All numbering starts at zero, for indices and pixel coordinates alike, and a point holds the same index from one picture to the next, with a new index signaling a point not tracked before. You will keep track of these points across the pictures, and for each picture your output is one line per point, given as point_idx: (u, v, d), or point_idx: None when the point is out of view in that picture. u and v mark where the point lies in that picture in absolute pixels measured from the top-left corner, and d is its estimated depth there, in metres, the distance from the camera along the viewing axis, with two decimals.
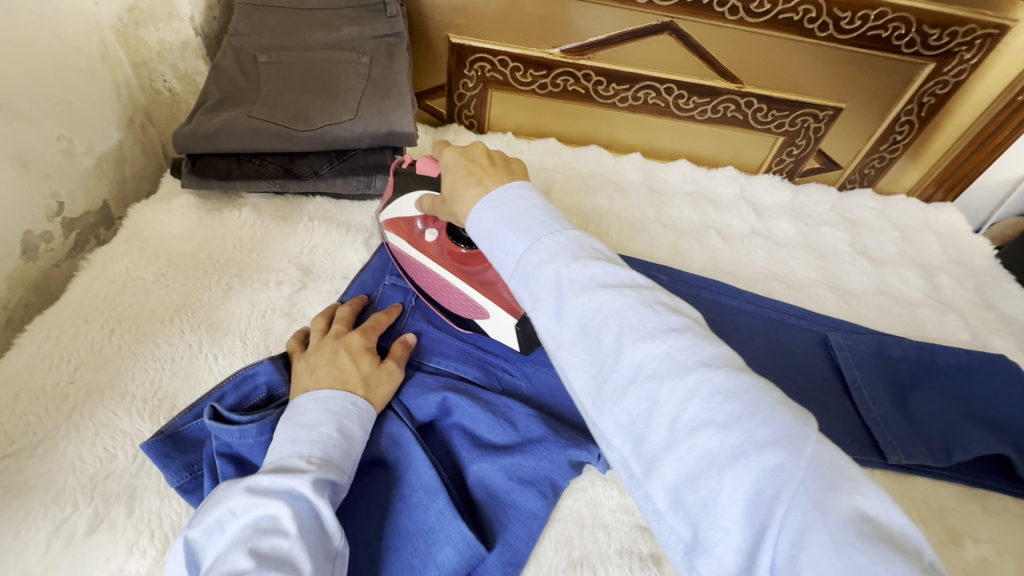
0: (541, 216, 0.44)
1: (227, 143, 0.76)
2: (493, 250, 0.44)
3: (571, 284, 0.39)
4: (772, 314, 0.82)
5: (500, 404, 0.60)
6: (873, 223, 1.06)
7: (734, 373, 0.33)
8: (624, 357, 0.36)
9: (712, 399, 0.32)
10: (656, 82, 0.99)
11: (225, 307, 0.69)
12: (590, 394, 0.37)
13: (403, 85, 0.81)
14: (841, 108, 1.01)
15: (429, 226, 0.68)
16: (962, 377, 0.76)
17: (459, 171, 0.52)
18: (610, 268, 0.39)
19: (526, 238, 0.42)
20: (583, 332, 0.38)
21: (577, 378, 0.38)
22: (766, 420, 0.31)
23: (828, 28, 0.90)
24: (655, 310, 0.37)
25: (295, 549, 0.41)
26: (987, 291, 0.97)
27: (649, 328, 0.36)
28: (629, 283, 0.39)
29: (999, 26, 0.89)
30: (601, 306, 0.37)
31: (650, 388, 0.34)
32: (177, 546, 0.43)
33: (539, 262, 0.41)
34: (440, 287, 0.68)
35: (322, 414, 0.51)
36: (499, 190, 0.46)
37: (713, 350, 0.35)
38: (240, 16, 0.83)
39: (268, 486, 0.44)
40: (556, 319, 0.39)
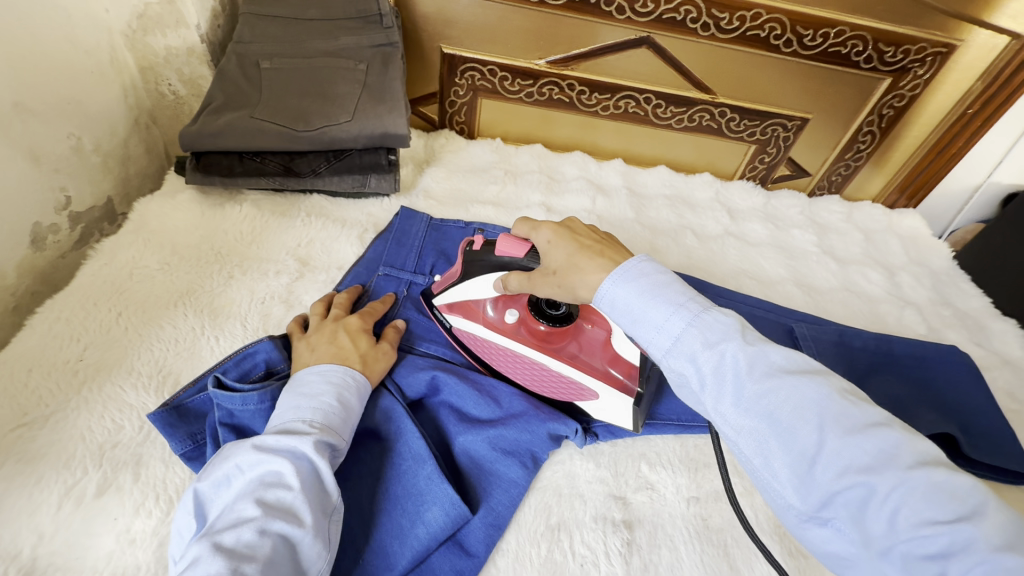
0: (690, 296, 0.48)
1: (230, 142, 0.80)
2: (640, 326, 0.49)
3: (754, 371, 0.43)
4: (741, 307, 0.88)
5: (485, 383, 0.66)
6: (840, 226, 1.12)
7: (950, 471, 0.36)
8: (826, 448, 0.39)
9: (931, 495, 0.35)
10: (635, 92, 1.06)
11: (227, 294, 0.73)
12: (786, 478, 0.41)
13: (397, 90, 0.87)
14: (807, 118, 1.08)
15: (506, 307, 0.67)
16: (918, 366, 0.81)
17: (571, 245, 0.56)
18: (792, 359, 0.43)
19: (686, 318, 0.47)
20: (774, 419, 0.41)
21: (770, 462, 0.42)
22: (997, 522, 0.33)
23: (793, 45, 0.97)
24: (852, 404, 0.40)
25: (298, 502, 0.46)
26: (944, 289, 1.03)
27: (850, 421, 0.39)
28: (812, 373, 0.42)
29: (948, 44, 0.97)
30: (792, 396, 0.41)
31: (860, 477, 0.37)
32: (189, 495, 0.47)
33: (706, 344, 0.45)
34: (531, 370, 0.67)
35: (323, 385, 0.55)
36: (631, 263, 0.52)
37: (921, 448, 0.38)
38: (245, 25, 0.89)
39: (274, 444, 0.49)
40: (737, 403, 0.43)
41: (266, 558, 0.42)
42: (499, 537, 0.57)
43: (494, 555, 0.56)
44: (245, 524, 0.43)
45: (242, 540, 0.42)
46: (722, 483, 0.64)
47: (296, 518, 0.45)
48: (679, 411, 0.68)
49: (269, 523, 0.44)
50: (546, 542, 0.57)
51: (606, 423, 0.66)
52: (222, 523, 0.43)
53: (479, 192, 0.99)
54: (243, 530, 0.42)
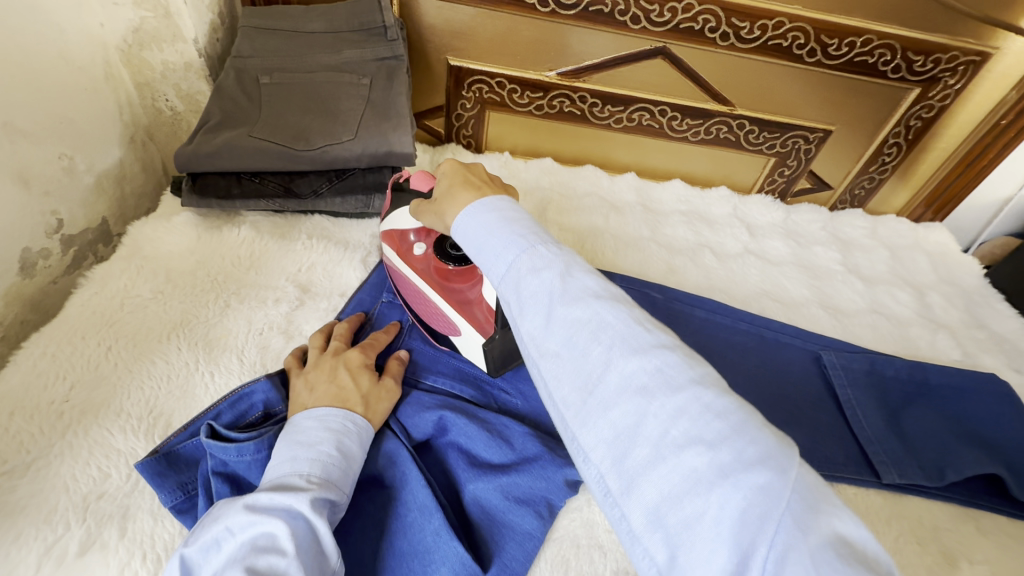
0: (531, 230, 0.45)
1: (228, 162, 0.77)
2: (484, 257, 0.45)
3: (562, 292, 0.40)
4: (765, 333, 0.83)
5: (495, 422, 0.61)
6: (864, 243, 1.08)
7: (722, 393, 0.34)
8: (613, 369, 0.36)
9: (700, 416, 0.32)
10: (650, 104, 1.01)
11: (222, 324, 0.69)
12: (575, 405, 0.37)
13: (402, 106, 0.83)
14: (830, 130, 1.03)
15: (421, 240, 0.71)
16: (956, 397, 0.76)
17: (456, 175, 0.56)
18: (599, 282, 0.40)
19: (518, 247, 0.43)
20: (572, 342, 0.38)
21: (561, 388, 0.38)
22: (754, 440, 0.31)
23: (817, 54, 0.93)
24: (647, 327, 0.37)
25: (292, 568, 0.41)
26: (977, 310, 0.98)
27: (638, 342, 0.36)
28: (619, 298, 0.39)
29: (981, 53, 0.92)
30: (589, 317, 0.38)
31: (637, 399, 0.34)
32: (171, 565, 0.42)
33: (531, 270, 0.41)
34: (421, 300, 0.69)
35: (321, 432, 0.51)
36: (492, 200, 0.49)
37: (703, 371, 0.35)
38: (244, 39, 0.85)
39: (267, 503, 0.44)
40: (544, 326, 0.39)
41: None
42: None
43: None
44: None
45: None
46: None
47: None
48: None
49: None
50: None
51: None
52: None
53: None
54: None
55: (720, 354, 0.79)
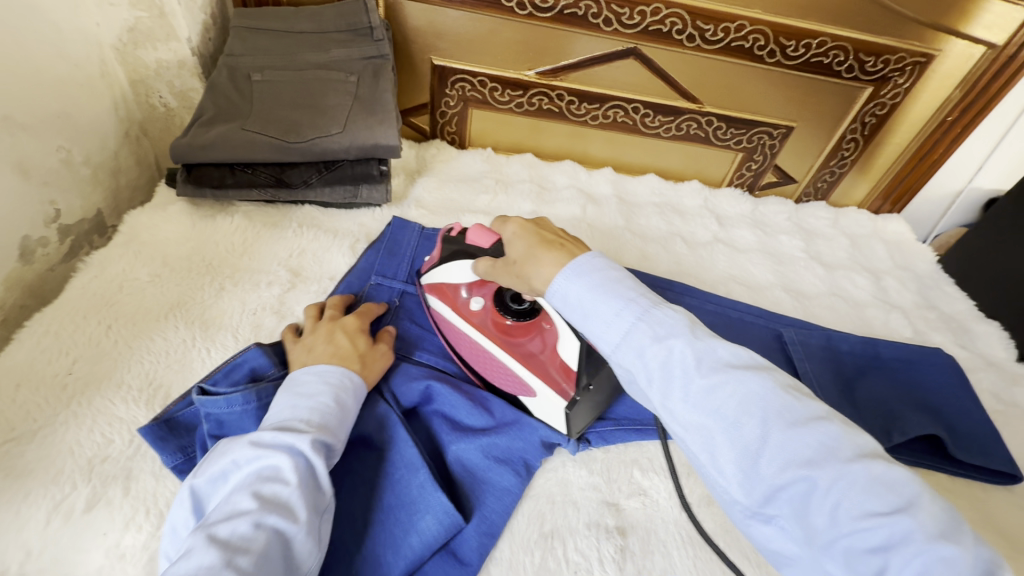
0: (651, 300, 0.51)
1: (221, 154, 0.81)
2: (596, 324, 0.52)
3: (700, 364, 0.46)
4: (731, 313, 0.89)
5: (477, 393, 0.67)
6: (826, 232, 1.14)
7: (889, 465, 0.39)
8: (770, 441, 0.41)
9: (871, 486, 0.37)
10: (623, 101, 1.07)
11: (217, 305, 0.73)
12: (736, 474, 0.42)
13: (388, 102, 0.88)
14: (792, 126, 1.10)
15: (475, 293, 0.69)
16: (904, 369, 0.83)
17: (532, 238, 0.61)
18: (738, 355, 0.46)
19: (636, 315, 0.50)
20: (721, 414, 0.43)
21: (717, 457, 0.43)
22: (930, 510, 0.36)
23: (776, 55, 1.00)
24: (795, 398, 0.43)
25: (293, 497, 0.46)
26: (929, 293, 1.05)
27: (793, 416, 0.42)
28: (758, 368, 0.45)
29: (926, 54, 1.00)
30: (736, 390, 0.44)
31: (804, 470, 0.39)
32: (186, 491, 0.48)
33: (657, 339, 0.48)
34: (484, 358, 0.67)
35: (320, 385, 0.55)
36: (584, 259, 0.55)
37: (860, 441, 0.40)
38: (236, 38, 0.89)
39: (271, 441, 0.49)
40: (687, 398, 0.45)
41: (259, 552, 0.42)
42: (493, 545, 0.57)
43: (489, 564, 0.56)
44: (240, 516, 0.43)
45: (236, 532, 0.42)
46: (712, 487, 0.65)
47: (290, 513, 0.45)
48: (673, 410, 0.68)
49: (264, 517, 0.44)
50: (540, 550, 0.57)
51: (599, 429, 0.67)
52: (217, 515, 0.44)
53: (471, 201, 1.00)
54: (238, 523, 0.43)
55: None
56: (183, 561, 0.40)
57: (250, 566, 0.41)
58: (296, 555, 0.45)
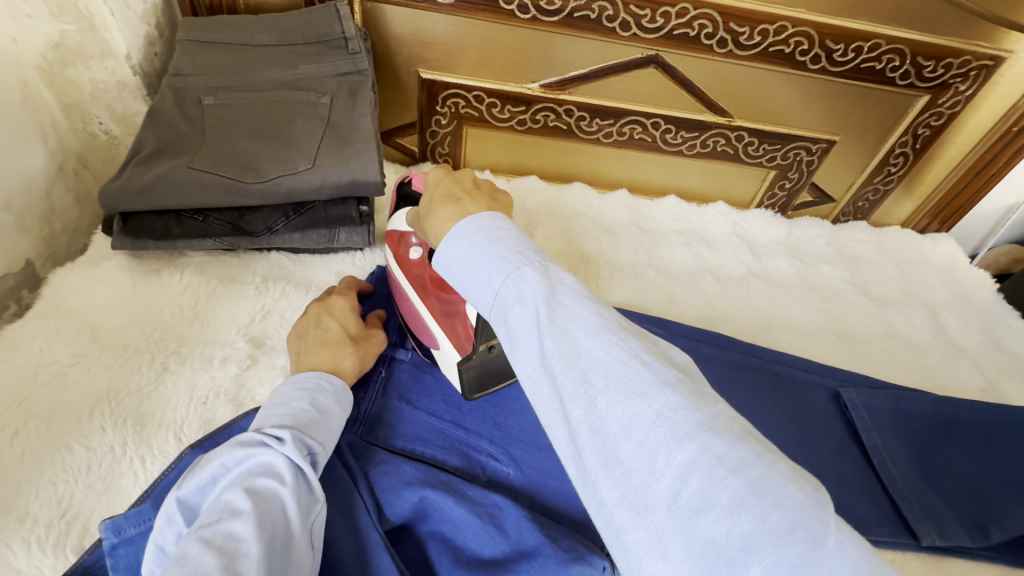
0: (514, 248, 0.41)
1: (164, 199, 0.66)
2: (470, 286, 0.42)
3: (550, 325, 0.35)
4: (778, 368, 0.76)
5: (487, 503, 0.53)
6: (871, 258, 1.01)
7: (736, 440, 0.29)
8: (610, 415, 0.32)
9: (708, 471, 0.28)
10: (642, 116, 0.93)
11: (159, 394, 0.59)
12: (572, 456, 0.33)
13: (367, 129, 0.73)
14: (833, 141, 0.96)
15: (419, 243, 0.67)
16: (988, 436, 0.70)
17: (440, 188, 0.53)
18: (592, 309, 0.36)
19: (503, 269, 0.39)
20: (564, 384, 0.34)
21: (556, 434, 0.35)
22: (773, 496, 0.27)
23: (821, 61, 0.85)
24: (645, 362, 0.33)
25: (288, 497, 0.44)
26: (994, 330, 0.92)
27: (637, 383, 0.32)
28: (614, 326, 0.35)
29: (995, 57, 0.86)
30: (579, 354, 0.34)
31: (640, 454, 0.30)
32: (169, 506, 0.44)
33: (517, 299, 0.38)
34: (408, 305, 0.67)
35: (296, 391, 0.52)
36: (468, 221, 0.44)
37: (711, 412, 0.31)
38: (183, 54, 0.74)
39: (254, 440, 0.47)
40: (534, 365, 0.36)
41: (261, 555, 0.38)
42: None
43: None
44: (234, 518, 0.40)
45: (232, 534, 0.39)
46: None
47: (285, 516, 0.42)
48: None
49: (261, 517, 0.41)
50: None
51: None
52: (208, 517, 0.40)
53: None
54: (233, 524, 0.40)
55: (734, 397, 0.71)
56: (174, 567, 0.36)
57: (255, 568, 0.37)
58: (293, 565, 0.41)
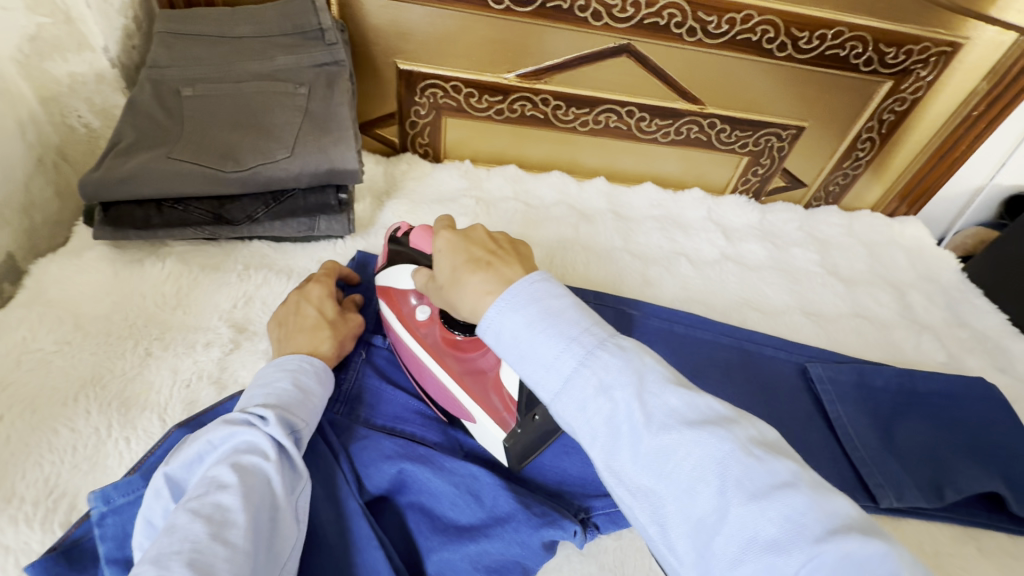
0: (595, 332, 0.41)
1: (144, 189, 0.67)
2: (535, 370, 0.41)
3: (651, 422, 0.37)
4: (748, 345, 0.79)
5: (464, 474, 0.55)
6: (841, 241, 1.04)
7: (862, 537, 0.31)
8: (728, 515, 0.33)
9: (842, 571, 0.30)
10: (616, 104, 0.95)
11: (142, 378, 0.61)
12: (688, 553, 0.34)
13: (345, 118, 0.75)
14: (802, 127, 0.99)
15: (423, 302, 0.62)
16: (947, 406, 0.73)
17: (459, 254, 0.50)
18: (692, 403, 0.37)
19: (581, 356, 0.40)
20: (674, 480, 0.35)
21: (673, 533, 0.35)
22: None
23: (787, 49, 0.88)
24: (757, 459, 0.35)
25: (273, 471, 0.45)
26: (958, 307, 0.96)
27: (754, 483, 0.34)
28: (715, 419, 0.37)
29: (952, 43, 0.89)
30: (691, 452, 0.35)
31: (768, 556, 0.31)
32: (158, 480, 0.46)
33: (607, 392, 0.38)
34: (426, 374, 0.61)
35: (278, 372, 0.54)
36: (527, 289, 0.43)
37: (830, 509, 0.33)
38: (160, 46, 0.75)
39: (239, 417, 0.48)
40: (634, 459, 0.37)
41: (248, 525, 0.40)
42: None
43: None
44: (221, 490, 0.42)
45: (220, 505, 0.41)
46: None
47: (269, 490, 0.44)
48: None
49: (247, 490, 0.43)
50: None
51: (609, 511, 0.57)
52: (196, 490, 0.42)
53: None
54: (220, 496, 0.41)
55: (705, 374, 0.74)
56: (167, 536, 0.38)
57: (243, 537, 0.40)
58: (279, 534, 0.44)
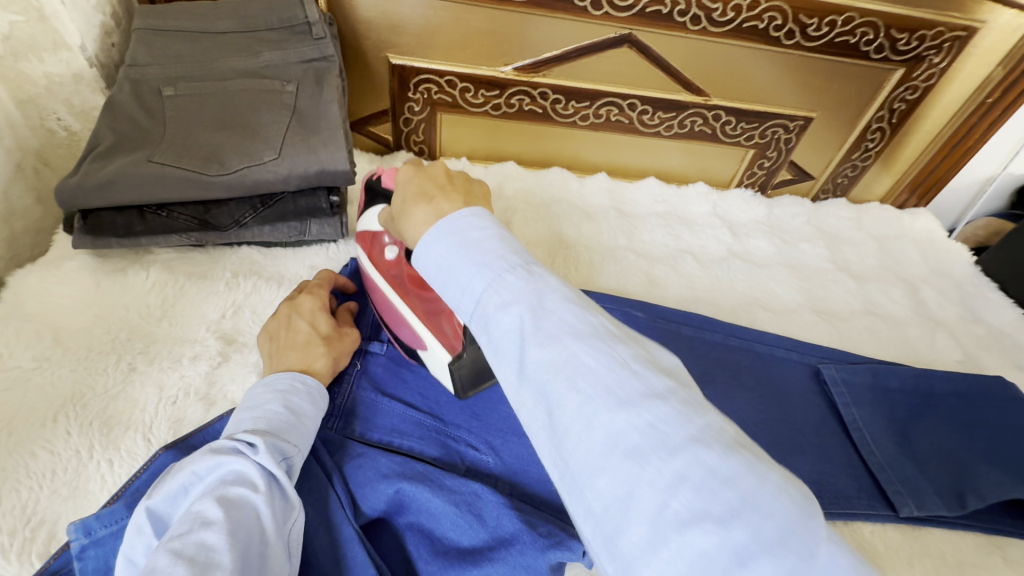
0: (495, 246, 0.38)
1: (125, 195, 0.64)
2: (447, 287, 0.38)
3: (535, 332, 0.33)
4: (759, 347, 0.76)
5: (465, 492, 0.52)
6: (851, 235, 1.01)
7: (728, 452, 0.28)
8: (598, 425, 0.30)
9: (703, 487, 0.26)
10: (618, 97, 0.92)
11: (126, 395, 0.58)
12: (553, 467, 0.31)
13: (334, 116, 0.71)
14: (810, 118, 0.96)
15: (392, 242, 0.64)
16: (967, 407, 0.70)
17: (411, 186, 0.48)
18: (580, 314, 0.34)
19: (483, 274, 0.36)
20: (551, 393, 0.31)
21: (541, 447, 0.32)
22: (770, 513, 0.26)
23: (795, 36, 0.85)
24: (637, 371, 0.31)
25: (263, 505, 0.42)
26: (973, 302, 0.93)
27: (628, 393, 0.30)
28: (603, 333, 0.33)
29: (968, 28, 0.85)
30: (569, 362, 0.31)
31: (629, 466, 0.28)
32: (137, 516, 0.42)
33: (498, 305, 0.35)
34: (389, 308, 0.64)
35: (269, 394, 0.51)
36: (452, 217, 0.40)
37: (706, 424, 0.29)
38: (139, 43, 0.71)
39: (226, 447, 0.45)
40: (516, 372, 0.33)
41: (234, 563, 0.37)
42: None
43: None
44: (206, 526, 0.38)
45: (205, 543, 0.37)
46: None
47: (258, 525, 0.41)
48: None
49: (235, 525, 0.40)
50: None
51: None
52: (178, 527, 0.38)
53: None
54: (205, 533, 0.38)
55: (714, 378, 0.71)
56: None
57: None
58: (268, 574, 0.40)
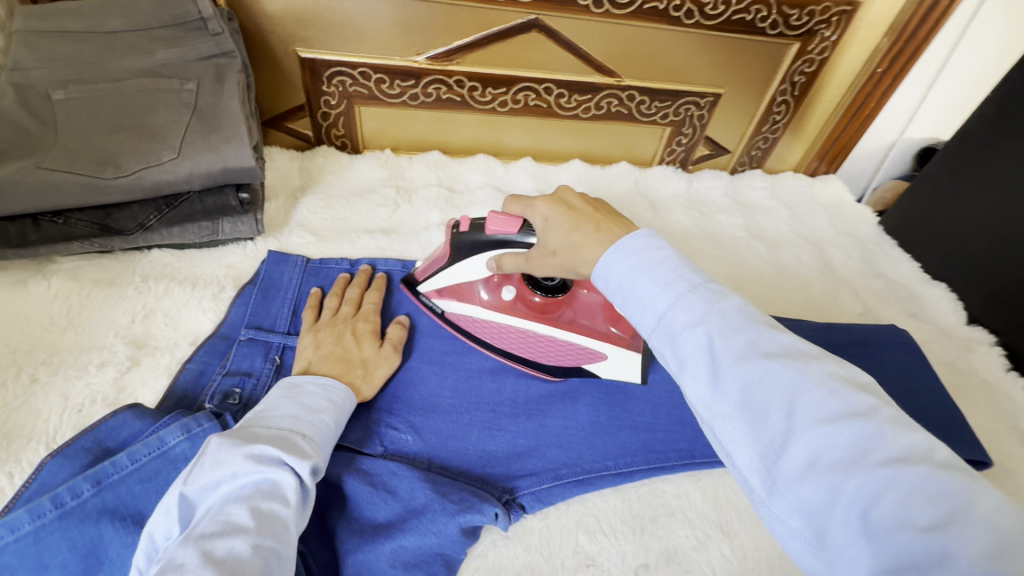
0: (679, 268, 0.40)
1: (12, 205, 0.62)
2: (629, 304, 0.42)
3: (726, 349, 0.36)
4: None
5: (382, 471, 0.55)
6: (764, 204, 1.06)
7: (937, 471, 0.29)
8: (796, 440, 0.33)
9: (910, 498, 0.29)
10: (533, 82, 0.94)
11: (28, 407, 0.57)
12: (755, 472, 0.34)
13: (236, 113, 0.71)
14: (719, 94, 1.00)
15: (503, 285, 0.69)
16: (861, 353, 0.76)
17: (565, 224, 0.50)
18: (770, 334, 0.36)
19: (666, 293, 0.39)
20: (747, 405, 0.35)
21: (736, 453, 0.35)
22: (983, 532, 0.27)
23: (694, 15, 0.88)
24: (833, 390, 0.33)
25: (291, 517, 0.43)
26: (875, 259, 1.00)
27: (828, 410, 0.32)
28: (794, 352, 0.36)
29: (852, 2, 0.91)
30: (764, 378, 0.35)
31: (832, 477, 0.31)
32: (172, 498, 0.43)
33: (687, 322, 0.38)
34: (532, 342, 0.68)
35: (324, 401, 0.53)
36: (629, 240, 0.43)
37: (909, 439, 0.31)
38: (21, 46, 0.68)
39: (274, 454, 0.45)
40: (709, 385, 0.36)
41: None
42: None
43: None
44: (237, 534, 0.40)
45: (232, 551, 0.39)
46: (664, 538, 0.59)
47: (284, 536, 0.42)
48: (615, 456, 0.62)
49: (265, 539, 0.41)
50: None
51: (533, 490, 0.59)
52: (210, 527, 0.40)
53: (368, 219, 0.86)
54: (235, 542, 0.39)
55: None
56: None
57: None
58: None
